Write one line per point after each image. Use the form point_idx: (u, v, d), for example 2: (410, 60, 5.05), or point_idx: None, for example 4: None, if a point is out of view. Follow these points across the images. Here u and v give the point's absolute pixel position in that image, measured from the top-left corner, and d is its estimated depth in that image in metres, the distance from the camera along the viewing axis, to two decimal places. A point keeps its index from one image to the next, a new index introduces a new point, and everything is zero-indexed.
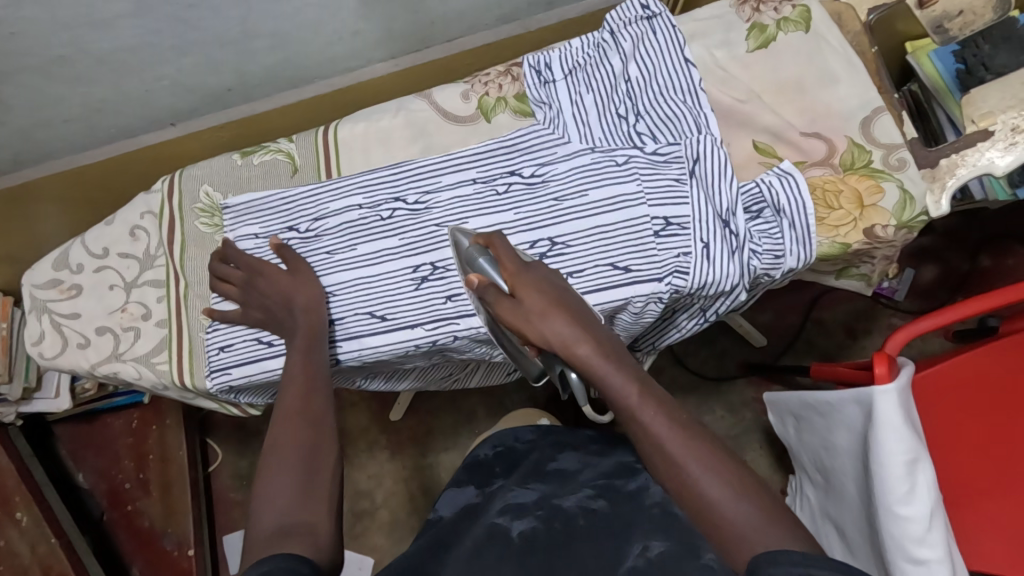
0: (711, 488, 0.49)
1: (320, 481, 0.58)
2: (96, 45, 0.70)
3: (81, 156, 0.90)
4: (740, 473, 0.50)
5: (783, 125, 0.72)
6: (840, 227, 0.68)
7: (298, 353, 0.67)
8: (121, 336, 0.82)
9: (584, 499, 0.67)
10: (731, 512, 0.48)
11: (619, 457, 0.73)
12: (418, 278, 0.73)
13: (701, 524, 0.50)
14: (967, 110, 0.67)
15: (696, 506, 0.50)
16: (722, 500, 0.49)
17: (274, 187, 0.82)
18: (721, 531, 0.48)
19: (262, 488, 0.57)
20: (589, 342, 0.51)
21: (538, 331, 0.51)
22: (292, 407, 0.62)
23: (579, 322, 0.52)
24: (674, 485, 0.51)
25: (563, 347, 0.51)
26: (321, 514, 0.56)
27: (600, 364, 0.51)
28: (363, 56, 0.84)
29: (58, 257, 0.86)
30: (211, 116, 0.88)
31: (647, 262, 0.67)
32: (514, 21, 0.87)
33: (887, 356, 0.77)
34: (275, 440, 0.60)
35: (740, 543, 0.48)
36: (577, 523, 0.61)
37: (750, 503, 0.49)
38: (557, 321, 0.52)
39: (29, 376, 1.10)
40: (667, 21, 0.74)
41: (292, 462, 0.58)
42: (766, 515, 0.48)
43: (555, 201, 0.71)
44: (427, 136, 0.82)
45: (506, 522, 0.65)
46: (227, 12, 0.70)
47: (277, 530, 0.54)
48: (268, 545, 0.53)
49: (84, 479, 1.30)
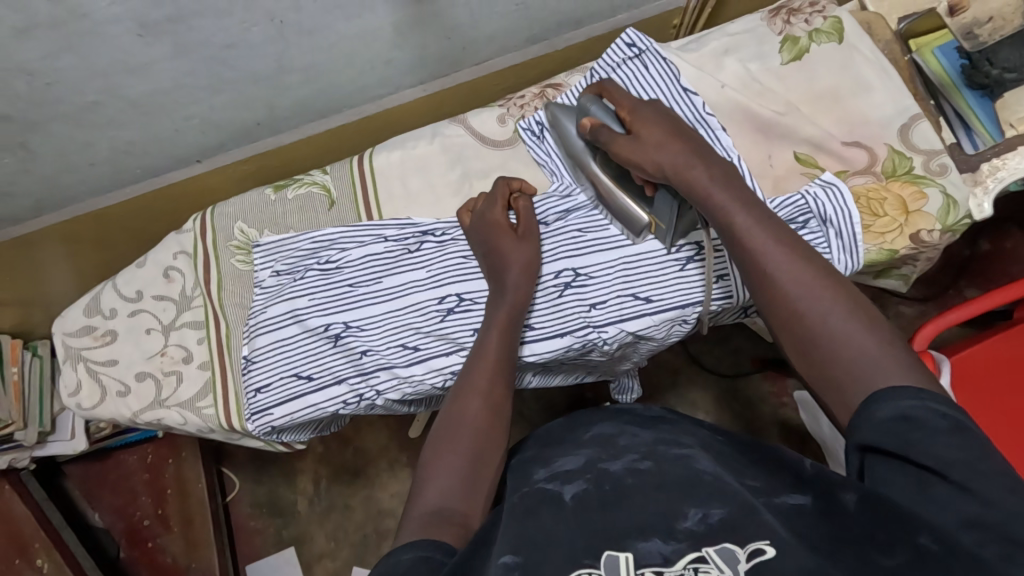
0: (830, 321, 0.53)
1: (481, 475, 0.57)
2: (131, 89, 0.68)
3: (102, 199, 0.88)
4: (858, 306, 0.54)
5: (824, 136, 0.72)
6: (887, 233, 0.69)
7: (495, 331, 0.67)
8: (163, 382, 0.80)
9: (631, 462, 0.53)
10: (851, 344, 0.52)
11: (658, 432, 0.58)
12: (444, 310, 0.74)
13: (814, 372, 0.53)
14: (1005, 114, 0.71)
15: (801, 331, 0.54)
16: (839, 331, 0.53)
17: (309, 221, 0.81)
18: (837, 380, 0.51)
19: (430, 469, 0.58)
20: (698, 168, 0.63)
21: (649, 156, 0.65)
22: (481, 387, 0.63)
23: (689, 152, 0.65)
24: (791, 341, 0.55)
25: (673, 169, 0.64)
26: (476, 508, 0.55)
27: (712, 189, 0.62)
28: (393, 83, 0.83)
29: (88, 303, 0.84)
30: (237, 150, 0.86)
31: (679, 290, 0.72)
32: (543, 40, 0.86)
33: (930, 354, 0.77)
34: (459, 417, 0.61)
35: (862, 381, 0.50)
36: (621, 479, 0.52)
37: (869, 335, 0.52)
38: (670, 148, 0.65)
39: (43, 420, 1.06)
40: (656, 55, 0.77)
41: (465, 448, 0.58)
42: (889, 355, 0.50)
43: (580, 232, 0.75)
44: (465, 162, 0.82)
45: (557, 487, 0.53)
46: (265, 50, 0.69)
47: (435, 510, 0.53)
48: (425, 525, 0.52)
49: (100, 519, 1.27)
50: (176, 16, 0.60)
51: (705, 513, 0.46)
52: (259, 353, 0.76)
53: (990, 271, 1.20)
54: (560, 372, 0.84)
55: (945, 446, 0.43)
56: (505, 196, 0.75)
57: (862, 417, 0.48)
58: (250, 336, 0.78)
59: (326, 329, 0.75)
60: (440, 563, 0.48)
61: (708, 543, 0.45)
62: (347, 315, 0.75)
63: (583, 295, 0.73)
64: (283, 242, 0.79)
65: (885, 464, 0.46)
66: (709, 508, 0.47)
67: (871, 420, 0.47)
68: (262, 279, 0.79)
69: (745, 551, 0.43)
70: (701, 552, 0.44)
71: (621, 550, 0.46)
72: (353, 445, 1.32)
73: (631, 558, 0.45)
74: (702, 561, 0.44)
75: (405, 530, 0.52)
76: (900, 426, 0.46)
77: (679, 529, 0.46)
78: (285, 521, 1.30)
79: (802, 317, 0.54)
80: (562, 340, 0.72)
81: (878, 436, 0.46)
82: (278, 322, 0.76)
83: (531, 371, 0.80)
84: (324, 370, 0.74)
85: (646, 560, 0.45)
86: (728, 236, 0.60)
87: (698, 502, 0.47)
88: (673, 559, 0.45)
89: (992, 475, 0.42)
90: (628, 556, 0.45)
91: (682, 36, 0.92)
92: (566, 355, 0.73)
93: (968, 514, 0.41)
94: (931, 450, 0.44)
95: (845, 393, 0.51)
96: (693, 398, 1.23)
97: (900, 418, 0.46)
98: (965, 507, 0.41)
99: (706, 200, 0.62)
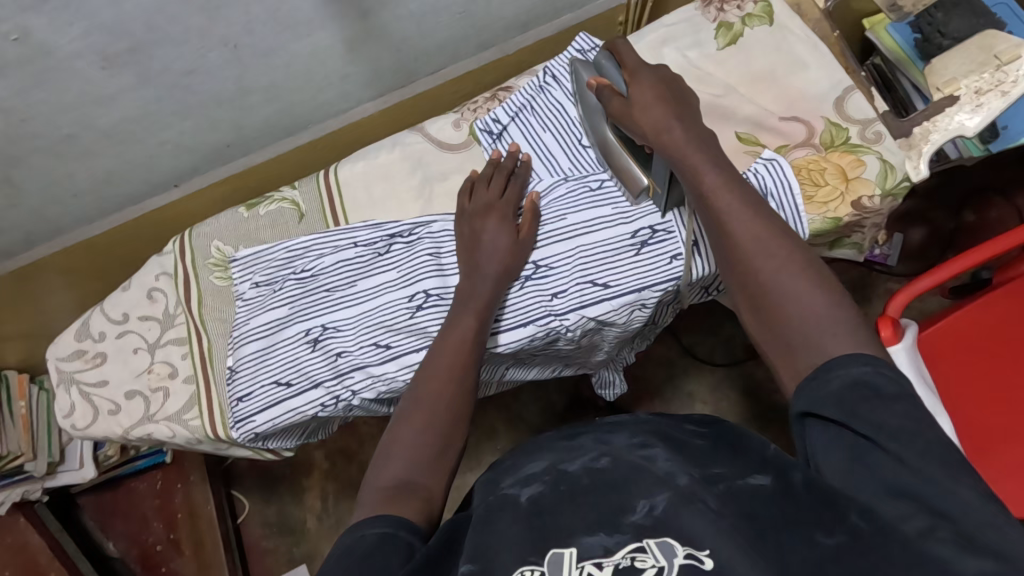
0: (792, 288, 0.56)
1: (445, 455, 0.60)
2: (100, 120, 0.73)
3: (90, 229, 0.92)
4: (817, 271, 0.57)
5: (763, 114, 0.75)
6: (829, 203, 0.71)
7: (470, 319, 0.69)
8: (151, 398, 0.83)
9: (590, 460, 0.54)
10: (804, 306, 0.55)
11: (629, 430, 0.58)
12: (414, 306, 0.76)
13: (768, 337, 0.56)
14: (932, 79, 0.74)
15: (762, 300, 0.57)
16: (801, 297, 0.55)
17: (283, 235, 0.85)
18: (789, 338, 0.54)
19: (394, 444, 0.60)
20: (674, 129, 0.67)
21: (640, 112, 0.70)
22: (451, 369, 0.65)
23: (675, 113, 0.68)
24: (749, 301, 0.58)
25: (653, 130, 0.68)
26: (438, 485, 0.58)
27: (690, 152, 0.65)
28: (353, 98, 0.87)
29: (80, 328, 0.88)
30: (211, 173, 0.90)
31: (637, 274, 0.73)
32: (493, 46, 0.90)
33: (892, 318, 0.75)
34: (419, 398, 0.63)
35: (813, 349, 0.52)
36: (577, 479, 0.52)
37: (824, 298, 0.55)
38: (658, 107, 0.69)
39: (52, 451, 1.10)
40: None
41: (435, 424, 0.61)
42: (840, 318, 0.53)
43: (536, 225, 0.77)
44: (425, 167, 0.86)
45: (515, 490, 0.53)
46: (224, 73, 0.73)
47: (397, 485, 0.56)
48: (385, 499, 0.54)
49: (114, 546, 1.30)
50: (136, 47, 0.65)
51: (651, 505, 0.47)
52: (242, 363, 0.80)
53: (973, 241, 1.20)
54: (535, 364, 0.87)
55: (890, 412, 0.46)
56: (487, 183, 0.78)
57: (811, 386, 0.50)
58: (234, 346, 0.81)
59: (304, 334, 0.78)
60: (408, 543, 0.50)
61: (651, 536, 0.45)
62: (323, 319, 0.79)
63: (543, 285, 0.75)
64: (264, 257, 0.83)
65: (823, 427, 0.48)
66: (654, 499, 0.48)
67: (823, 390, 0.49)
68: (242, 292, 0.83)
69: (683, 547, 0.43)
70: (641, 543, 0.45)
71: (566, 547, 0.46)
72: (357, 459, 1.34)
73: (574, 553, 0.46)
74: (641, 551, 0.44)
75: (366, 505, 0.55)
76: (851, 394, 0.48)
77: (625, 522, 0.47)
78: (295, 538, 1.32)
79: (761, 287, 0.57)
80: (525, 330, 0.74)
81: (823, 404, 0.49)
82: (258, 332, 0.80)
83: (504, 365, 0.83)
84: (303, 373, 0.77)
85: (588, 553, 0.46)
86: (706, 204, 0.63)
87: (645, 495, 0.48)
88: (614, 549, 0.45)
89: (928, 446, 0.44)
90: (572, 551, 0.46)
91: (629, 32, 0.96)
92: (529, 344, 0.75)
93: (896, 480, 0.43)
94: (876, 418, 0.46)
95: (798, 352, 0.53)
96: (686, 389, 1.24)
97: (854, 386, 0.48)
98: (897, 473, 0.43)
99: (684, 161, 0.65)
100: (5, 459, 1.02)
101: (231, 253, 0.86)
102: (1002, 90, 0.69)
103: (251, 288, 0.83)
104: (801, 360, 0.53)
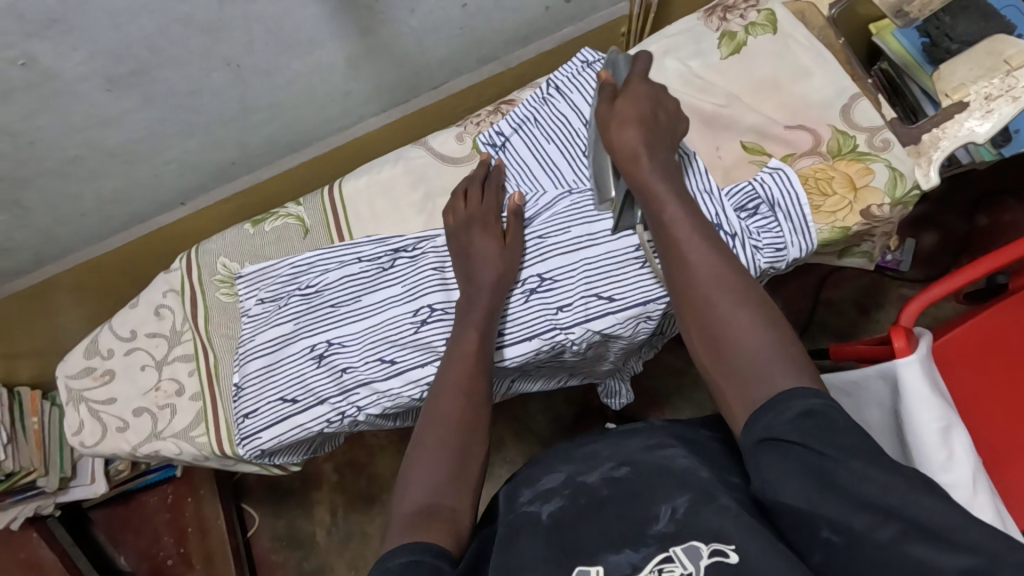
0: (741, 321, 0.55)
1: (465, 473, 0.59)
2: (107, 141, 0.73)
3: (99, 247, 0.93)
4: (763, 306, 0.56)
5: (767, 123, 0.74)
6: (837, 212, 0.70)
7: (472, 331, 0.69)
8: (158, 415, 0.83)
9: (609, 469, 0.53)
10: (750, 343, 0.53)
11: (647, 437, 0.57)
12: (418, 321, 0.76)
13: (722, 373, 0.54)
14: (941, 85, 0.72)
15: (714, 335, 0.56)
16: (747, 330, 0.54)
17: (288, 251, 0.85)
18: (736, 372, 0.53)
19: (411, 469, 0.60)
20: (644, 155, 0.67)
21: (616, 129, 0.69)
22: (459, 384, 0.65)
23: (648, 134, 0.68)
24: (700, 336, 0.57)
25: (625, 153, 0.68)
26: (463, 505, 0.57)
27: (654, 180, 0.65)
28: (357, 112, 0.88)
29: (88, 346, 0.88)
30: (218, 190, 0.91)
31: (644, 285, 0.72)
32: (495, 60, 0.90)
33: (904, 328, 0.72)
34: (433, 415, 0.63)
35: (761, 383, 0.51)
36: (597, 490, 0.52)
37: (763, 328, 0.54)
38: (632, 128, 0.68)
39: (64, 466, 1.10)
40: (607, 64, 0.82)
41: (448, 442, 0.61)
42: (786, 355, 0.52)
43: (542, 238, 0.77)
44: (428, 181, 0.86)
45: (536, 507, 0.52)
46: (227, 93, 0.74)
47: (422, 510, 0.55)
48: (413, 525, 0.54)
49: (125, 561, 1.30)
50: (138, 70, 0.66)
51: (673, 509, 0.47)
52: (247, 379, 0.80)
53: (989, 245, 1.18)
54: (539, 377, 0.86)
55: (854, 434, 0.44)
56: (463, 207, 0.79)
57: (769, 416, 0.48)
58: (240, 363, 0.81)
59: (310, 350, 0.78)
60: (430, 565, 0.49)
61: (676, 543, 0.45)
62: (328, 334, 0.78)
63: (549, 298, 0.74)
64: (269, 273, 0.83)
65: (779, 454, 0.46)
66: (676, 503, 0.48)
67: (779, 418, 0.47)
68: (248, 308, 0.83)
69: (708, 548, 0.43)
70: (668, 552, 0.45)
71: (592, 565, 0.46)
72: (366, 472, 1.33)
73: (601, 570, 0.45)
74: (667, 561, 0.44)
75: (393, 535, 0.54)
76: (808, 422, 0.46)
77: (650, 534, 0.46)
78: (304, 552, 1.31)
79: (715, 321, 0.56)
80: (531, 343, 0.73)
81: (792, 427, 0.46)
82: (263, 348, 0.80)
83: (510, 377, 0.82)
84: (309, 392, 0.77)
85: (614, 570, 0.45)
86: (669, 233, 0.62)
87: (666, 500, 0.48)
88: (641, 565, 0.45)
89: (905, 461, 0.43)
90: (599, 569, 0.46)
91: (631, 42, 0.96)
92: (536, 357, 0.74)
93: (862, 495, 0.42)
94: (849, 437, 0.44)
95: (744, 384, 0.52)
96: (698, 398, 1.22)
97: (805, 416, 0.46)
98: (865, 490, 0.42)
99: (650, 188, 0.65)
100: (18, 474, 1.02)
101: (238, 269, 0.86)
102: (1012, 96, 0.68)
103: (258, 303, 0.83)
104: (750, 394, 0.51)
